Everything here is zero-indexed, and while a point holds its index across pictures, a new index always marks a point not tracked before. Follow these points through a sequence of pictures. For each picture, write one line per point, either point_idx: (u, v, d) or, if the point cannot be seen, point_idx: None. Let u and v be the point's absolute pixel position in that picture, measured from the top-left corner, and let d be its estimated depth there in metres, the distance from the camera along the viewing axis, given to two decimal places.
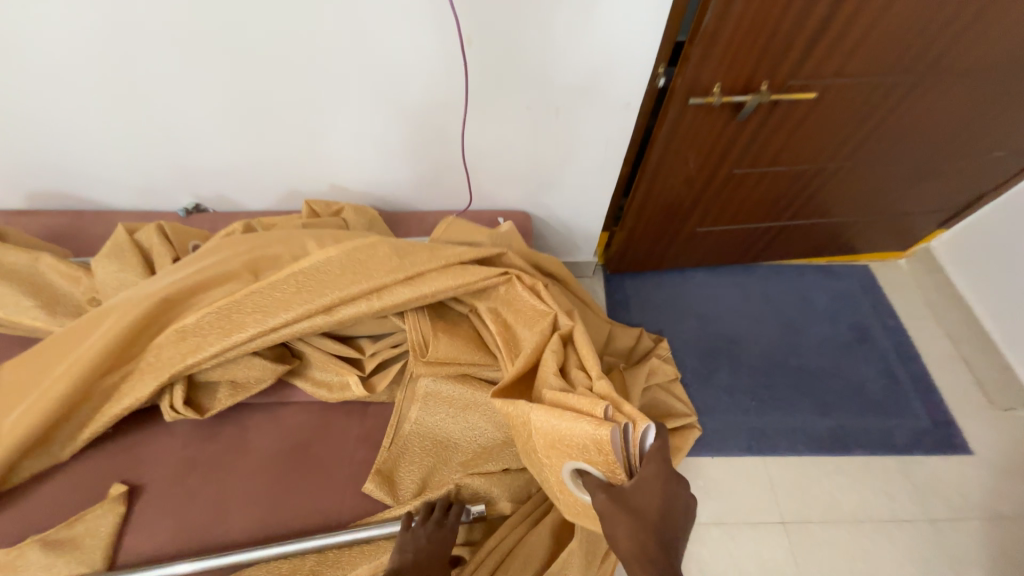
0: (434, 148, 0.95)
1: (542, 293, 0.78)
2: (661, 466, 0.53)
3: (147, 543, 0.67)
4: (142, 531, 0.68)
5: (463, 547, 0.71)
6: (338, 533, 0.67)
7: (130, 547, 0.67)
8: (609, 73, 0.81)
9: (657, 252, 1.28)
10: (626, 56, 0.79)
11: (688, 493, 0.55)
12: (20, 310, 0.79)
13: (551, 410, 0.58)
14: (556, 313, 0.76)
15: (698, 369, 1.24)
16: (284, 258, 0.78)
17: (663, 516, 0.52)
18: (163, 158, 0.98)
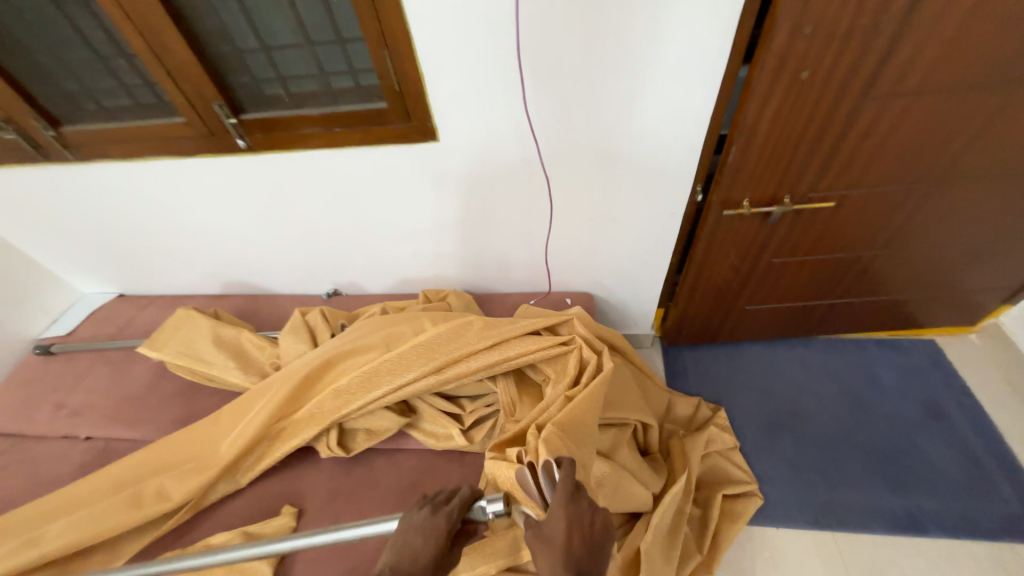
0: (519, 249, 1.20)
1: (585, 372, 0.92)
2: (562, 492, 0.61)
3: (306, 553, 0.87)
4: None
5: None
6: (341, 527, 0.73)
7: (294, 556, 0.87)
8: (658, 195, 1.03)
9: (710, 326, 1.42)
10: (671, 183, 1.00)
11: (596, 515, 0.61)
12: (226, 369, 1.11)
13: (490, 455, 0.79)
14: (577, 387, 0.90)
15: (758, 439, 1.30)
16: (408, 334, 1.03)
17: (575, 543, 0.57)
18: (318, 259, 1.32)
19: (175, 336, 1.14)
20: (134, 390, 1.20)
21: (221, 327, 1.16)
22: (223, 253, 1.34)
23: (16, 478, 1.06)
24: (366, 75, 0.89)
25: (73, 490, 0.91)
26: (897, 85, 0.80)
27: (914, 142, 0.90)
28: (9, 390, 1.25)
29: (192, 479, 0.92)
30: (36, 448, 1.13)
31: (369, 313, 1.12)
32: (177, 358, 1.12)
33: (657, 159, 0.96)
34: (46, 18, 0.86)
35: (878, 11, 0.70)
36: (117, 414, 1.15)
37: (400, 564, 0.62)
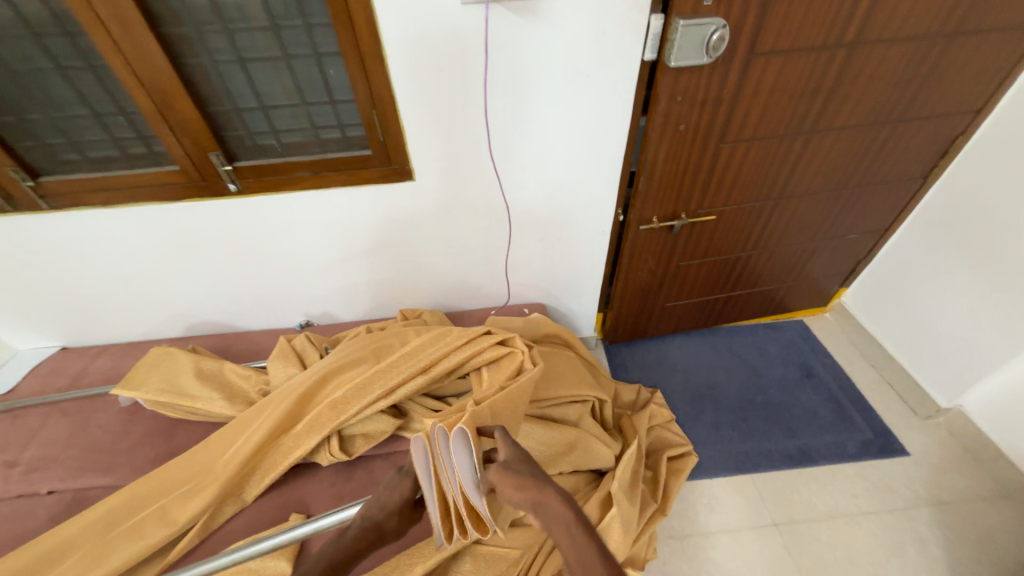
0: (482, 269, 1.40)
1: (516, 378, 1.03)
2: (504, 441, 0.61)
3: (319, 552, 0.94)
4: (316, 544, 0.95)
5: None
6: (300, 526, 0.76)
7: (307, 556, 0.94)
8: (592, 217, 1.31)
9: (641, 323, 1.71)
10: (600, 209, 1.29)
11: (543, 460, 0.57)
12: (210, 400, 1.15)
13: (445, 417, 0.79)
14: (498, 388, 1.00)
15: (688, 411, 1.59)
16: (395, 346, 1.17)
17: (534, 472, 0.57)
18: (292, 293, 1.41)
19: (154, 373, 1.19)
20: (101, 437, 1.17)
21: (202, 361, 1.21)
22: (192, 294, 1.37)
23: None
24: (352, 128, 1.07)
25: (71, 530, 0.93)
26: (740, 133, 1.16)
27: (758, 172, 1.28)
28: None
29: (194, 500, 0.96)
30: None
31: (354, 334, 1.25)
32: (159, 395, 1.15)
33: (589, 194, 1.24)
34: (44, 83, 0.94)
35: (719, 87, 1.05)
36: (84, 463, 1.12)
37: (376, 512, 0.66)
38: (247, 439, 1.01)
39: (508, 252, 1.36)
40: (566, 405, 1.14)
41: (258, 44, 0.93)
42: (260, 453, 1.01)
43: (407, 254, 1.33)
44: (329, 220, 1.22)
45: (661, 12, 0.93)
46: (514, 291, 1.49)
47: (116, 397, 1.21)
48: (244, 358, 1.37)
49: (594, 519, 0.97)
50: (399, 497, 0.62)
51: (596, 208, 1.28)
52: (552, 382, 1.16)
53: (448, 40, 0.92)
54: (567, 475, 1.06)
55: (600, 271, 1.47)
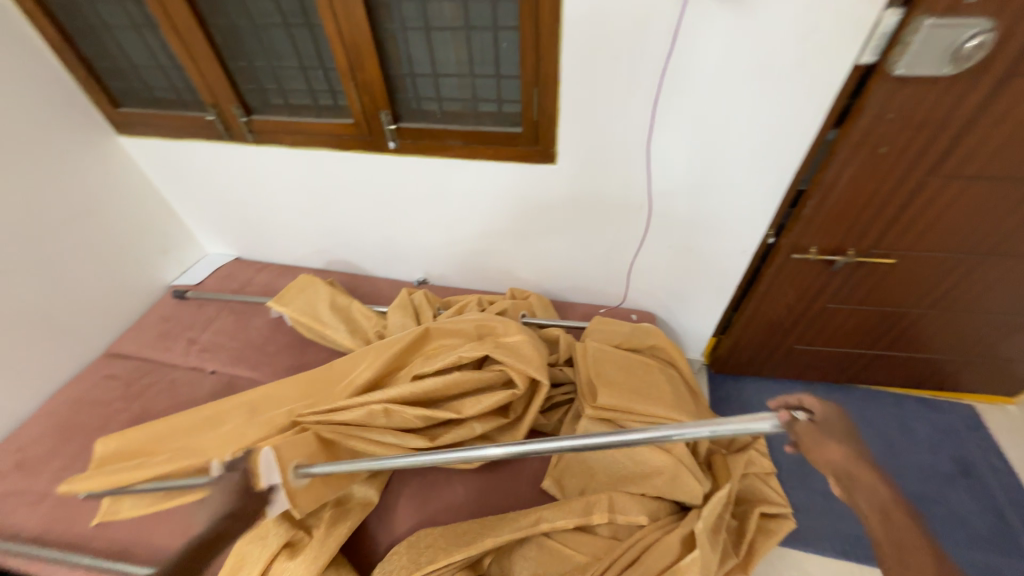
0: (600, 264, 1.36)
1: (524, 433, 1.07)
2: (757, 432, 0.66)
3: (405, 504, 0.98)
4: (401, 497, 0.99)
5: (609, 538, 0.93)
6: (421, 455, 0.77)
7: (394, 503, 0.98)
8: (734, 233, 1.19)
9: (758, 359, 1.53)
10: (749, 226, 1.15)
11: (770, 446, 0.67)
12: (338, 331, 1.30)
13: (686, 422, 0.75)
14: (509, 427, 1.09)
15: (793, 470, 1.40)
16: (496, 330, 1.12)
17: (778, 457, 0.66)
18: (416, 251, 1.52)
19: (300, 295, 1.38)
20: (254, 339, 1.40)
21: (337, 295, 1.38)
22: (337, 234, 1.55)
23: (160, 395, 1.27)
24: (509, 104, 1.10)
25: (225, 407, 1.13)
26: (960, 168, 0.94)
27: (970, 216, 1.03)
28: (151, 324, 1.48)
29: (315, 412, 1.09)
30: (171, 373, 1.34)
31: (467, 302, 1.30)
32: (301, 316, 1.33)
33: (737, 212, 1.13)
34: (272, 35, 1.10)
35: (950, 107, 0.85)
36: (240, 356, 1.36)
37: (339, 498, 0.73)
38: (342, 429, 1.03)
39: (632, 254, 1.30)
40: (662, 426, 1.06)
41: (445, 14, 0.98)
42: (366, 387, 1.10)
43: (531, 235, 1.33)
44: (467, 190, 1.27)
45: (900, 6, 0.78)
46: (626, 294, 1.42)
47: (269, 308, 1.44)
48: (366, 299, 1.52)
49: (673, 554, 0.88)
50: None
51: (742, 226, 1.16)
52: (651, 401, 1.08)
53: (628, 22, 0.88)
54: (645, 497, 0.99)
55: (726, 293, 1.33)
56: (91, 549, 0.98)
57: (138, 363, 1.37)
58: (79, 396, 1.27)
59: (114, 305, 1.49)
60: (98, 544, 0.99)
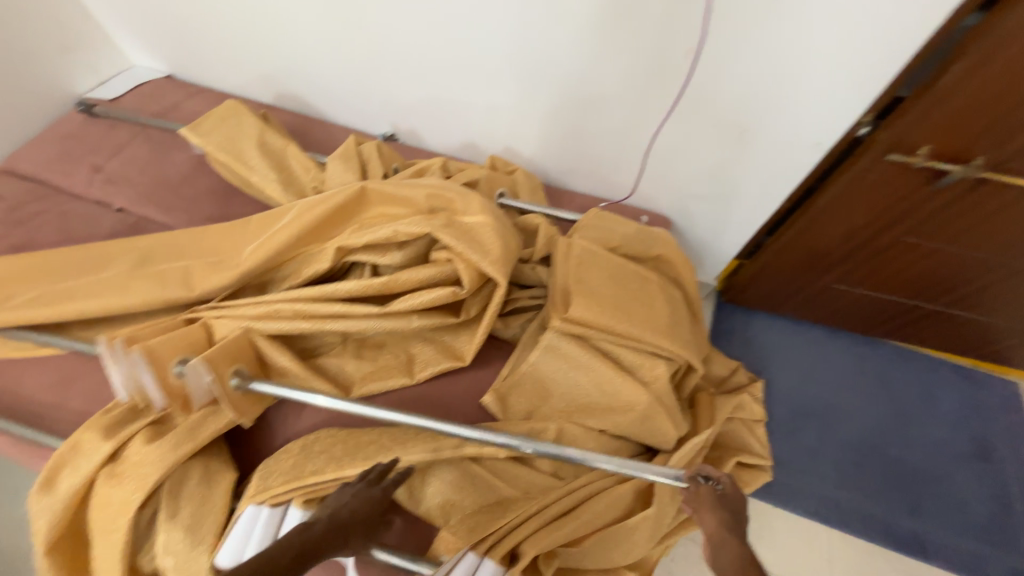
0: (606, 141, 1.03)
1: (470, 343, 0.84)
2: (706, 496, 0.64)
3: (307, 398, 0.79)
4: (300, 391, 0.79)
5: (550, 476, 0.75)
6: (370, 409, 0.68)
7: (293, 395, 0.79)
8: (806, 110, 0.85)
9: (783, 294, 1.26)
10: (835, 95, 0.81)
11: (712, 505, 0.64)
12: (265, 180, 1.02)
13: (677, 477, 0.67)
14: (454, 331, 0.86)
15: (785, 421, 1.22)
16: (453, 206, 0.82)
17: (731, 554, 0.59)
18: (380, 92, 1.17)
19: (222, 126, 1.07)
20: (171, 177, 1.13)
21: (268, 133, 1.06)
22: (280, 54, 1.18)
23: (50, 227, 1.05)
24: None
25: (112, 250, 0.91)
26: None
27: None
28: (53, 141, 1.20)
29: (215, 273, 0.86)
30: (69, 203, 1.10)
31: (429, 165, 0.99)
32: (220, 152, 1.04)
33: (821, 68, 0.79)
34: None
35: None
36: (151, 196, 1.10)
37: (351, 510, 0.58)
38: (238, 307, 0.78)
39: (654, 129, 0.97)
40: (645, 356, 0.84)
41: None
42: (279, 252, 0.85)
43: (522, 83, 0.99)
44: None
45: None
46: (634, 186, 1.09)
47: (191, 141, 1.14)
48: (314, 148, 1.20)
49: (624, 503, 0.72)
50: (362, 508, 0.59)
51: (823, 101, 0.83)
52: (639, 324, 0.84)
53: None
54: (603, 434, 0.82)
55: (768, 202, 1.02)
56: None
57: (31, 186, 1.12)
58: None
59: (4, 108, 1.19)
60: None
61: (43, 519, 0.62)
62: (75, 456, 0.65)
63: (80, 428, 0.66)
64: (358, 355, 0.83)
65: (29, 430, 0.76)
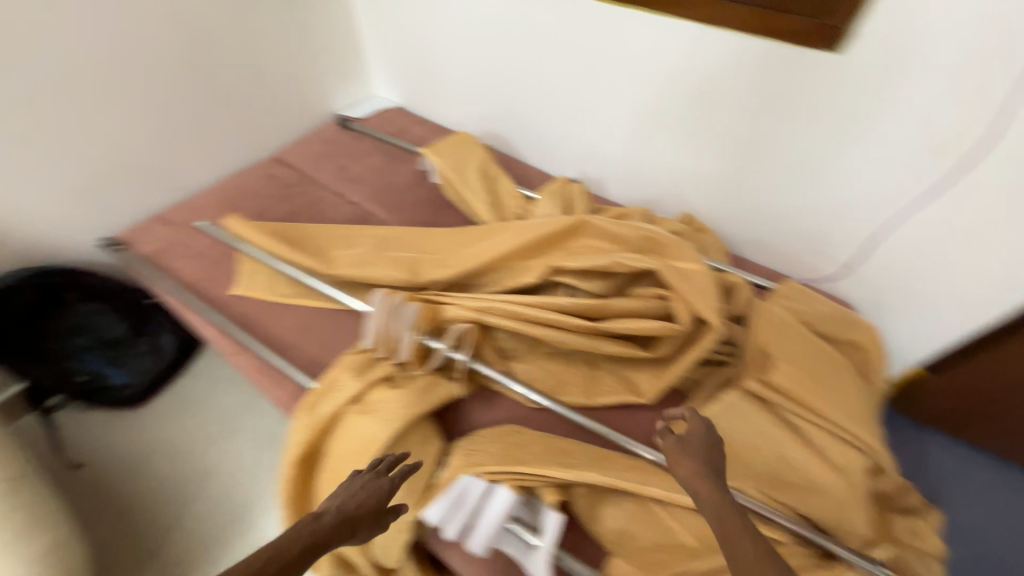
0: (816, 220, 1.05)
1: (654, 383, 0.87)
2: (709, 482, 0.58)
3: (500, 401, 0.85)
4: (494, 391, 0.86)
5: None
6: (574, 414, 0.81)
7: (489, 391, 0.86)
8: None
9: (974, 419, 1.13)
10: None
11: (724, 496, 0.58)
12: (479, 200, 1.18)
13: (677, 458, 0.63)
14: (638, 371, 0.89)
15: (966, 564, 1.04)
16: (669, 249, 0.89)
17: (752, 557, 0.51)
18: (579, 144, 1.31)
19: (452, 150, 1.28)
20: (396, 185, 1.36)
21: (489, 164, 1.25)
22: (503, 100, 1.39)
23: (305, 206, 1.30)
24: None
25: (359, 231, 1.10)
26: None
27: None
28: (315, 142, 1.51)
29: (438, 267, 1.00)
30: (317, 191, 1.35)
31: (629, 211, 1.08)
32: (447, 172, 1.24)
33: None
34: None
35: None
36: (380, 196, 1.33)
37: (349, 506, 0.56)
38: (462, 300, 0.89)
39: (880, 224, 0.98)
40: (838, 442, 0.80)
41: None
42: (494, 261, 0.97)
43: (730, 154, 1.06)
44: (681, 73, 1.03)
45: None
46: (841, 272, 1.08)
47: (420, 159, 1.38)
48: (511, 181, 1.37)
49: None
50: (363, 507, 0.57)
51: None
52: (834, 407, 0.81)
53: None
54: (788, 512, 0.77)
55: (988, 314, 0.97)
56: (218, 311, 1.03)
57: (295, 172, 1.41)
58: (241, 184, 1.35)
59: (290, 111, 1.53)
60: (231, 309, 1.04)
61: (299, 436, 0.74)
62: (329, 391, 0.77)
63: (338, 367, 0.79)
64: (543, 369, 0.90)
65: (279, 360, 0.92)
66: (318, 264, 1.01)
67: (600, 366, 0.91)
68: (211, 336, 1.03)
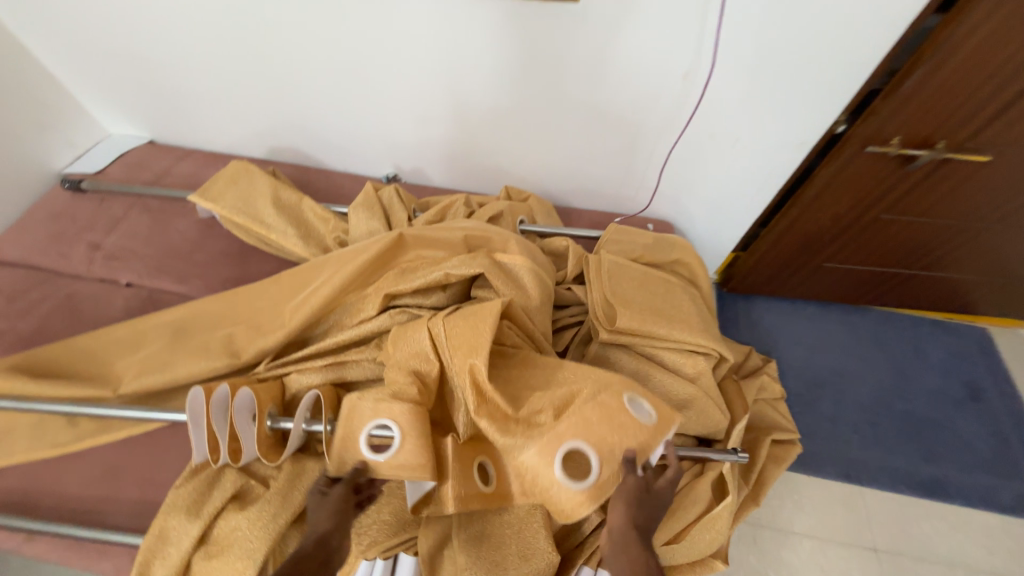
0: (609, 155, 1.14)
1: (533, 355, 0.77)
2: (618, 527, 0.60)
3: None
4: None
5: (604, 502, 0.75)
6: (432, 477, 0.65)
7: None
8: (781, 109, 0.95)
9: (778, 279, 1.38)
10: (813, 91, 0.91)
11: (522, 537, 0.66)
12: (288, 238, 1.02)
13: (229, 564, 0.62)
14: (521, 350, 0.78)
15: (801, 394, 1.30)
16: (494, 241, 0.87)
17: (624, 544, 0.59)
18: (381, 139, 1.24)
19: (233, 187, 1.06)
20: (178, 244, 1.11)
21: (281, 187, 1.06)
22: (275, 109, 1.23)
23: (56, 311, 0.99)
24: None
25: (144, 326, 0.88)
26: None
27: None
28: (42, 221, 1.14)
29: (260, 336, 0.86)
30: (71, 285, 1.04)
31: (451, 202, 1.02)
32: (235, 214, 1.03)
33: (788, 70, 0.89)
34: None
35: None
36: (163, 265, 1.08)
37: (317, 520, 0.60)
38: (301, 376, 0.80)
39: (672, 146, 1.08)
40: (687, 353, 0.90)
41: None
42: (313, 317, 0.86)
43: (517, 120, 1.10)
44: (439, 56, 1.01)
45: None
46: (655, 192, 1.19)
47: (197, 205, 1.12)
48: (322, 198, 1.23)
49: (705, 502, 0.74)
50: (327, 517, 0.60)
51: (802, 99, 0.93)
52: (676, 334, 0.89)
53: None
54: (670, 434, 0.87)
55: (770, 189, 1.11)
56: None
57: (24, 272, 1.06)
58: None
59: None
60: None
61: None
62: (162, 546, 0.64)
63: (162, 514, 0.65)
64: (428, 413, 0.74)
65: (90, 530, 0.73)
66: (102, 390, 0.80)
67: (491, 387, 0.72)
68: None
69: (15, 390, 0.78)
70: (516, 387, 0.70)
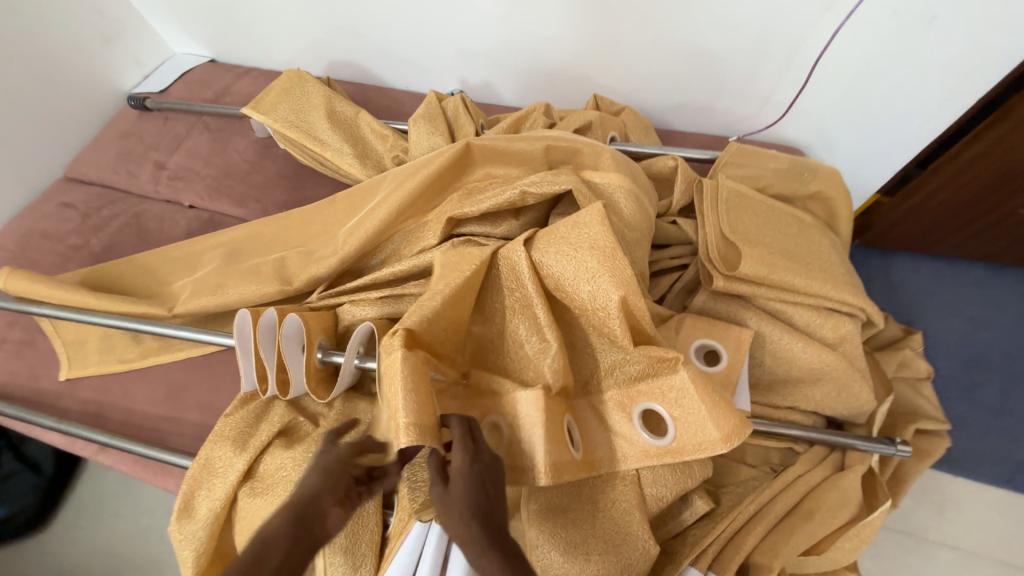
0: (729, 55, 0.89)
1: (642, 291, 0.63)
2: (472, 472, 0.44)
3: None
4: None
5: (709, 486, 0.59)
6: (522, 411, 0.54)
7: None
8: None
9: (940, 231, 1.05)
10: None
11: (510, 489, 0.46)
12: (343, 156, 0.90)
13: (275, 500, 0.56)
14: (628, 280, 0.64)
15: (953, 375, 1.02)
16: (582, 154, 0.69)
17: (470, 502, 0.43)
18: (445, 46, 1.07)
19: (286, 100, 0.96)
20: (235, 165, 1.05)
21: (337, 101, 0.94)
22: (330, 14, 1.09)
23: (123, 230, 0.98)
24: None
25: (199, 246, 0.83)
26: None
27: None
28: (112, 140, 1.13)
29: (311, 262, 0.78)
30: (138, 205, 1.02)
31: (529, 112, 0.85)
32: (287, 129, 0.93)
33: None
34: None
35: None
36: (221, 187, 1.02)
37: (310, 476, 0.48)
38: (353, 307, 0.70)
39: (831, 35, 0.80)
40: (827, 314, 0.69)
41: None
42: (367, 244, 0.75)
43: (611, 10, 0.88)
44: None
45: None
46: (786, 105, 0.93)
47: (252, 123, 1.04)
48: (381, 117, 1.10)
49: (851, 501, 0.57)
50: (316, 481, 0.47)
51: None
52: (814, 287, 0.68)
53: None
54: (794, 410, 0.69)
55: (969, 97, 0.79)
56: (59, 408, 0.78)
57: (97, 190, 1.06)
58: (28, 227, 0.99)
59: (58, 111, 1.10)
60: (67, 403, 0.79)
61: (189, 549, 0.57)
62: (210, 476, 0.60)
63: (209, 443, 0.61)
64: (486, 356, 0.59)
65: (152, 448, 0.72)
66: (158, 309, 0.76)
67: (581, 335, 0.57)
68: (61, 441, 0.78)
69: (79, 304, 0.76)
70: (606, 335, 0.55)
